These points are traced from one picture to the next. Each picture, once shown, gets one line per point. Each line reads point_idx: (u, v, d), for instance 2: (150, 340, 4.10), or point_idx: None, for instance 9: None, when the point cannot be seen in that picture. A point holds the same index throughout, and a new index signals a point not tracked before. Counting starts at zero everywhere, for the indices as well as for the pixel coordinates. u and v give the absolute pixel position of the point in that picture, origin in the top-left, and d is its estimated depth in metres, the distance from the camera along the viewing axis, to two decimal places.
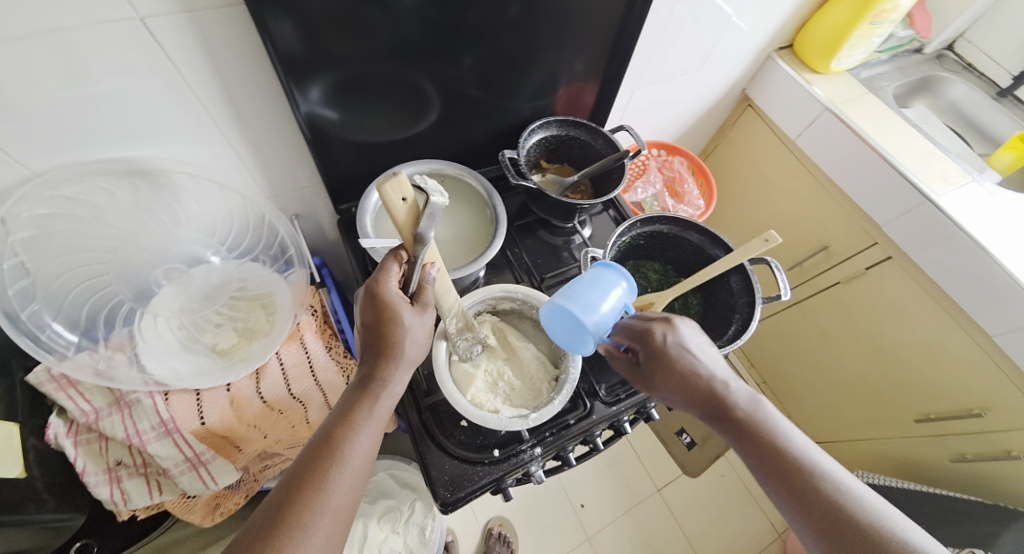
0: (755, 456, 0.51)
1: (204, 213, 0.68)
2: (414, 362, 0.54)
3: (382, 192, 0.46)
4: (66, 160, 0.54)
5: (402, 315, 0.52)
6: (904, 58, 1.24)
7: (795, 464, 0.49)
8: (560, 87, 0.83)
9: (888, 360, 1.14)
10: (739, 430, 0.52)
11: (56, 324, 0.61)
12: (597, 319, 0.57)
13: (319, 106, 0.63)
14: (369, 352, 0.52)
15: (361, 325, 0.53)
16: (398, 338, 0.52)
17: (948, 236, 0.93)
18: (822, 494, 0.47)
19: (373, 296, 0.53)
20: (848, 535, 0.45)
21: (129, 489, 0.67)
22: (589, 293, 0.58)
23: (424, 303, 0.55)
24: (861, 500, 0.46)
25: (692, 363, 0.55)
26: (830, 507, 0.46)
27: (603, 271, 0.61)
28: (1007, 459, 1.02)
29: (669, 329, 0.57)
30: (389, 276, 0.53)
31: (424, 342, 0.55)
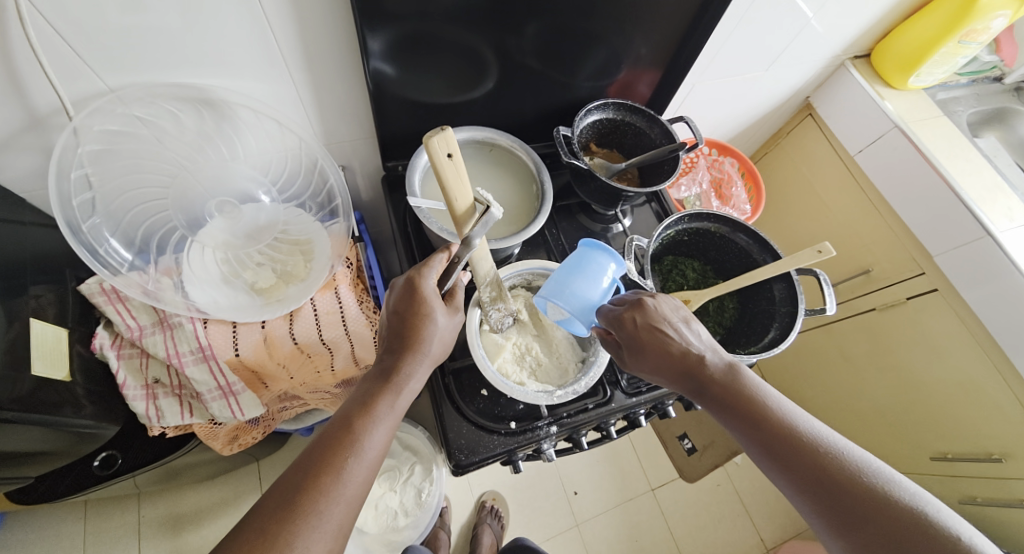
0: (740, 428, 0.49)
1: (260, 149, 0.68)
2: (435, 360, 0.55)
3: (427, 144, 0.45)
4: (141, 80, 0.55)
5: (435, 312, 0.54)
6: (983, 84, 1.18)
7: (780, 431, 0.46)
8: (622, 71, 0.81)
9: (913, 393, 1.10)
10: (720, 401, 0.50)
11: (113, 240, 0.63)
12: (582, 306, 0.61)
13: (384, 62, 0.63)
14: (395, 343, 0.53)
15: (392, 311, 0.54)
16: (428, 333, 0.53)
17: (1001, 274, 0.89)
18: (813, 461, 0.44)
19: (412, 287, 0.54)
20: (843, 502, 0.41)
21: (164, 407, 0.70)
22: (573, 280, 0.62)
23: (456, 306, 0.57)
24: (854, 459, 0.43)
25: (664, 339, 0.54)
26: (821, 471, 0.43)
27: (585, 252, 0.64)
28: (1019, 509, 1.00)
29: (639, 306, 0.56)
30: (432, 272, 0.55)
31: (449, 342, 0.56)
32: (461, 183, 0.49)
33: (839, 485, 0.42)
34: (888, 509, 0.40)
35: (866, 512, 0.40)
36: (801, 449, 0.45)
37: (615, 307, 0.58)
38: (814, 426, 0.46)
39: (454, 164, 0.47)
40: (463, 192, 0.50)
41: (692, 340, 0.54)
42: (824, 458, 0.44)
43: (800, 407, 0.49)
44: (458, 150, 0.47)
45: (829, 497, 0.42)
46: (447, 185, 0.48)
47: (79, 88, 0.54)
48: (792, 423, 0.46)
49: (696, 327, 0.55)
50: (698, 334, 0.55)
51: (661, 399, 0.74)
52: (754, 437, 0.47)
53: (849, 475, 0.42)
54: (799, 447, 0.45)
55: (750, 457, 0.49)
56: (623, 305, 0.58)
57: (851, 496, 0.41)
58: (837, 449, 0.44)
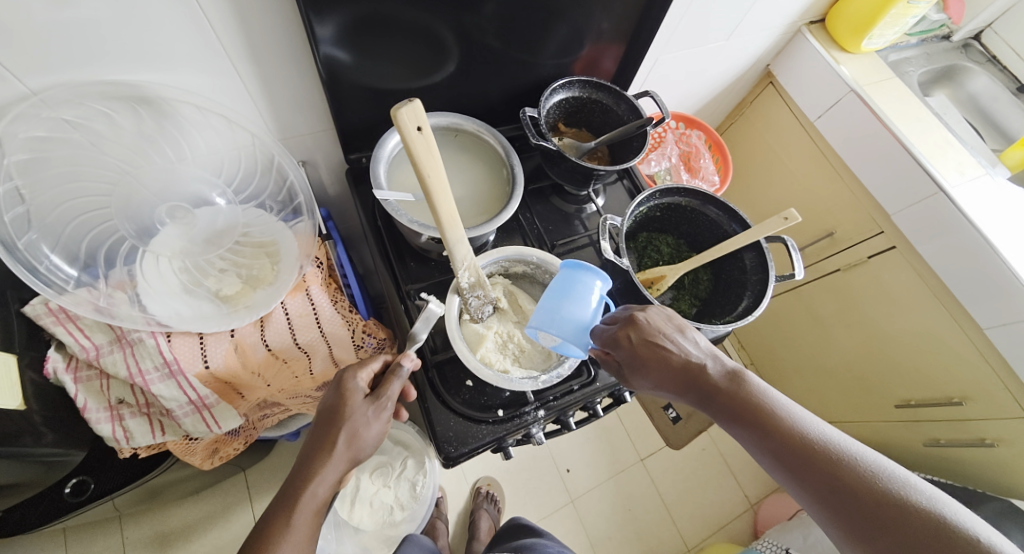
0: (752, 438, 0.49)
1: (210, 149, 0.64)
2: (351, 462, 0.52)
3: (397, 117, 0.47)
4: (68, 80, 0.51)
5: (348, 411, 0.53)
6: (932, 44, 1.21)
7: (792, 438, 0.46)
8: (585, 46, 0.79)
9: (879, 348, 1.15)
10: (730, 413, 0.50)
11: (54, 257, 0.58)
12: (574, 329, 0.60)
13: (335, 48, 0.60)
14: (311, 449, 0.52)
15: (320, 413, 0.55)
16: (338, 435, 0.52)
17: (954, 227, 0.93)
18: (827, 468, 0.44)
19: (336, 387, 0.55)
20: (860, 508, 0.42)
21: (132, 427, 0.67)
22: (561, 305, 0.61)
23: (383, 397, 0.55)
24: (867, 464, 0.44)
25: (665, 353, 0.53)
26: (836, 480, 0.43)
27: (570, 273, 0.63)
28: (980, 447, 1.07)
29: (633, 322, 0.55)
30: (360, 370, 0.56)
31: (370, 439, 0.53)
32: (431, 156, 0.51)
33: (854, 491, 0.42)
34: (906, 516, 0.40)
35: (884, 519, 0.41)
36: (814, 458, 0.45)
37: (609, 327, 0.57)
38: (825, 433, 0.46)
39: (423, 138, 0.50)
40: (434, 165, 0.52)
41: (692, 350, 0.54)
42: (839, 467, 0.44)
43: (810, 412, 0.49)
44: (428, 125, 0.50)
45: (847, 504, 0.42)
46: (418, 159, 0.51)
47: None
48: (803, 431, 0.47)
49: (694, 336, 0.55)
50: (697, 343, 0.55)
51: None
52: (767, 448, 0.47)
53: (864, 482, 0.43)
54: (812, 457, 0.45)
55: (764, 465, 0.49)
56: (616, 322, 0.57)
57: (867, 503, 0.42)
58: (849, 454, 0.45)
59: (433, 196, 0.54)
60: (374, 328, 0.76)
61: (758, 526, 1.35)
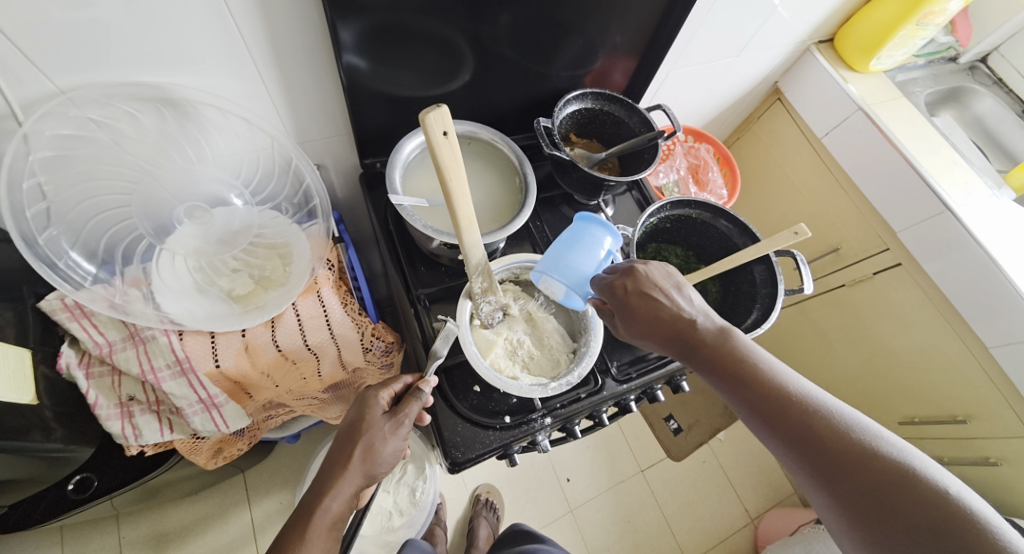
0: (730, 389, 0.49)
1: (229, 150, 0.65)
2: (368, 477, 0.53)
3: (423, 122, 0.49)
4: (96, 80, 0.52)
5: (369, 427, 0.55)
6: (939, 65, 1.23)
7: (768, 390, 0.46)
8: (598, 59, 0.81)
9: (884, 362, 1.15)
10: (710, 365, 0.50)
11: (74, 253, 0.59)
12: (578, 278, 0.61)
13: (356, 55, 0.61)
14: (330, 459, 0.53)
15: (342, 425, 0.56)
16: (358, 449, 0.53)
17: (959, 246, 0.94)
18: (799, 418, 0.44)
19: (360, 402, 0.58)
20: (828, 457, 0.42)
21: (141, 425, 0.67)
22: (568, 254, 0.62)
23: (403, 417, 0.56)
24: (842, 416, 0.43)
25: (656, 304, 0.53)
26: (807, 430, 0.43)
27: (580, 225, 0.64)
28: (983, 465, 1.07)
29: (631, 273, 0.55)
30: (383, 389, 0.58)
31: (388, 457, 0.54)
32: (455, 161, 0.52)
33: (824, 441, 0.42)
34: (870, 463, 0.40)
35: (846, 464, 0.41)
36: (788, 409, 0.45)
37: (607, 274, 0.57)
38: (804, 387, 0.46)
39: (448, 143, 0.50)
40: (457, 171, 0.53)
41: (685, 305, 0.53)
42: (810, 416, 0.44)
43: (792, 370, 0.49)
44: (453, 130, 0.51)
45: (815, 452, 0.42)
46: (443, 164, 0.52)
47: (27, 90, 0.50)
48: (781, 383, 0.47)
49: (689, 294, 0.55)
50: (690, 299, 0.54)
51: (651, 384, 0.75)
52: (743, 396, 0.48)
53: (834, 430, 0.42)
54: (786, 408, 0.45)
55: (740, 415, 0.49)
56: (615, 272, 0.57)
57: (832, 448, 0.42)
58: (825, 408, 0.44)
59: (453, 199, 0.54)
60: (383, 332, 0.76)
61: (758, 541, 1.34)
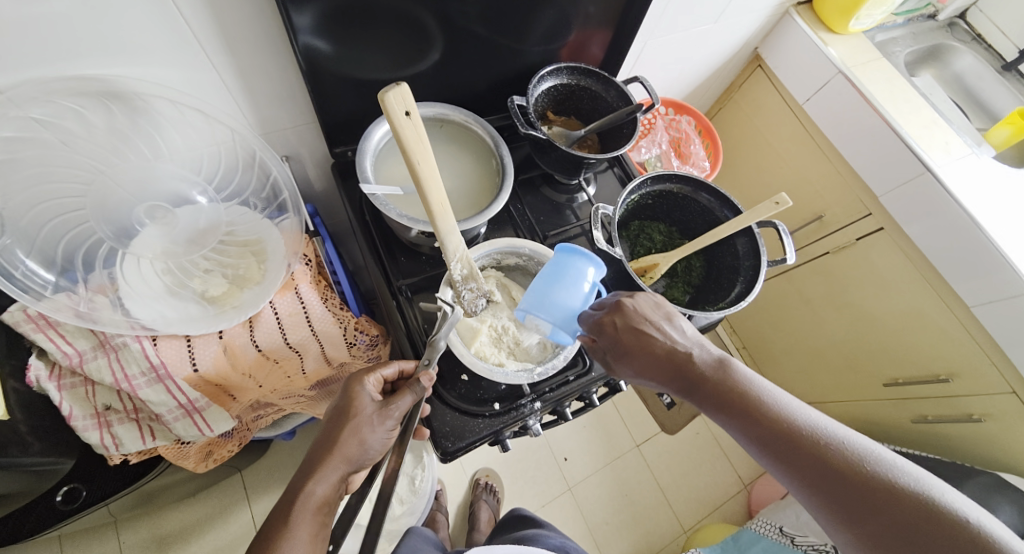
0: (737, 425, 0.47)
1: (188, 146, 0.62)
2: (352, 464, 0.52)
3: (382, 101, 0.45)
4: (33, 76, 0.48)
5: (358, 413, 0.54)
6: (918, 23, 1.21)
7: (778, 424, 0.45)
8: (572, 32, 0.78)
9: (868, 327, 1.17)
10: (714, 400, 0.48)
11: (30, 262, 0.57)
12: (565, 315, 0.59)
13: (314, 38, 0.58)
14: (319, 446, 0.52)
15: (331, 411, 0.55)
16: (344, 434, 0.52)
17: (941, 208, 0.94)
18: (814, 453, 0.43)
19: (350, 389, 0.56)
20: (848, 493, 0.41)
21: (121, 434, 0.66)
22: (553, 290, 0.60)
23: (393, 407, 0.55)
24: (854, 446, 0.42)
25: (649, 341, 0.52)
26: (823, 465, 0.42)
27: (562, 258, 0.62)
28: (967, 421, 1.09)
29: (619, 308, 0.54)
30: (373, 376, 0.57)
31: (373, 445, 0.53)
32: (420, 141, 0.49)
33: (841, 475, 0.41)
34: (888, 495, 0.39)
35: (869, 500, 0.40)
36: (800, 443, 0.43)
37: (594, 312, 0.56)
38: (813, 417, 0.45)
39: (412, 123, 0.48)
40: (423, 152, 0.50)
41: (677, 338, 0.52)
42: (823, 449, 0.43)
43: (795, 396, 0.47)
44: (416, 109, 0.48)
45: (834, 488, 0.41)
46: (407, 146, 0.49)
47: None
48: (791, 417, 0.45)
49: (680, 324, 0.53)
50: (683, 330, 0.53)
51: None
52: (751, 433, 0.46)
53: (848, 463, 0.42)
54: (798, 443, 0.44)
55: (750, 452, 0.47)
56: (603, 308, 0.56)
57: (850, 483, 0.41)
58: (836, 438, 0.43)
59: (423, 183, 0.52)
60: (366, 326, 0.75)
61: (752, 506, 1.37)
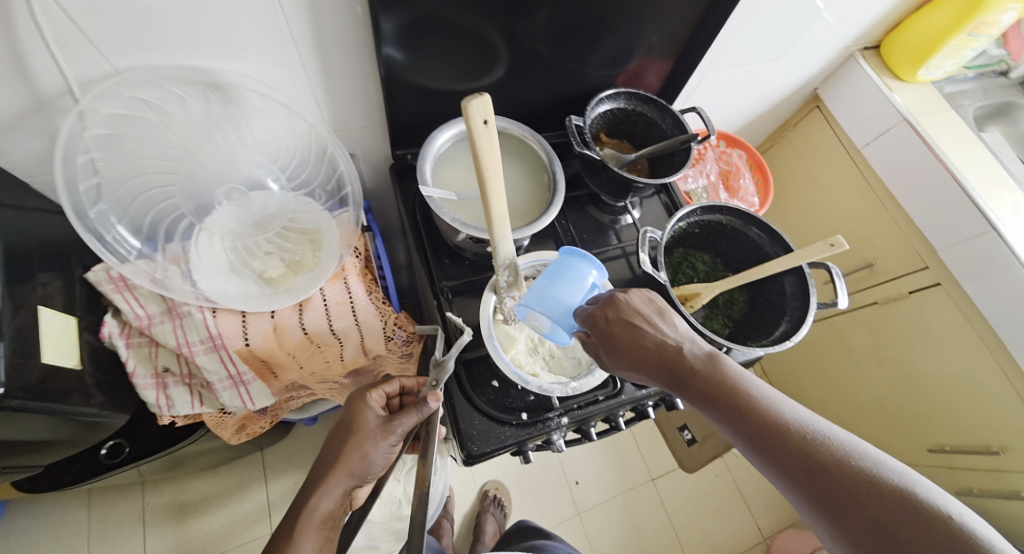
0: (724, 421, 0.45)
1: (270, 135, 0.67)
2: (354, 479, 0.54)
3: (466, 109, 0.48)
4: (148, 62, 0.54)
5: (361, 428, 0.57)
6: (990, 78, 1.18)
7: (763, 419, 0.43)
8: (633, 59, 0.80)
9: (914, 385, 1.11)
10: (702, 396, 0.46)
11: (121, 228, 0.62)
12: (561, 310, 0.58)
13: (393, 47, 0.62)
14: (324, 459, 0.55)
15: (335, 424, 0.58)
16: (348, 450, 0.55)
17: (1004, 268, 0.89)
18: (798, 449, 0.41)
19: (353, 403, 0.59)
20: (833, 490, 0.38)
21: (174, 396, 0.69)
22: (553, 287, 0.60)
23: (397, 426, 0.57)
24: (841, 444, 0.40)
25: (639, 334, 0.50)
26: (808, 461, 0.40)
27: (565, 258, 0.62)
28: (1018, 500, 1.02)
29: (612, 302, 0.53)
30: (376, 394, 0.61)
31: (376, 461, 0.56)
32: (492, 151, 0.52)
33: (827, 473, 0.39)
34: (875, 494, 0.37)
35: (856, 500, 0.37)
36: (785, 439, 0.41)
37: (589, 306, 0.55)
38: (800, 414, 0.43)
39: (488, 132, 0.50)
40: (493, 161, 0.53)
41: (668, 333, 0.50)
42: (810, 445, 0.41)
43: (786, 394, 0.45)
44: (493, 119, 0.50)
45: (819, 486, 0.39)
46: (480, 154, 0.51)
47: (86, 70, 0.52)
48: (779, 413, 0.43)
49: (673, 320, 0.52)
50: (675, 326, 0.51)
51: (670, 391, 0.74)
52: (737, 428, 0.44)
53: (833, 459, 0.39)
54: (784, 438, 0.41)
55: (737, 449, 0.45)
56: (596, 303, 0.55)
57: (837, 479, 0.39)
58: (823, 434, 0.41)
59: (487, 189, 0.55)
60: (405, 322, 0.77)
61: None
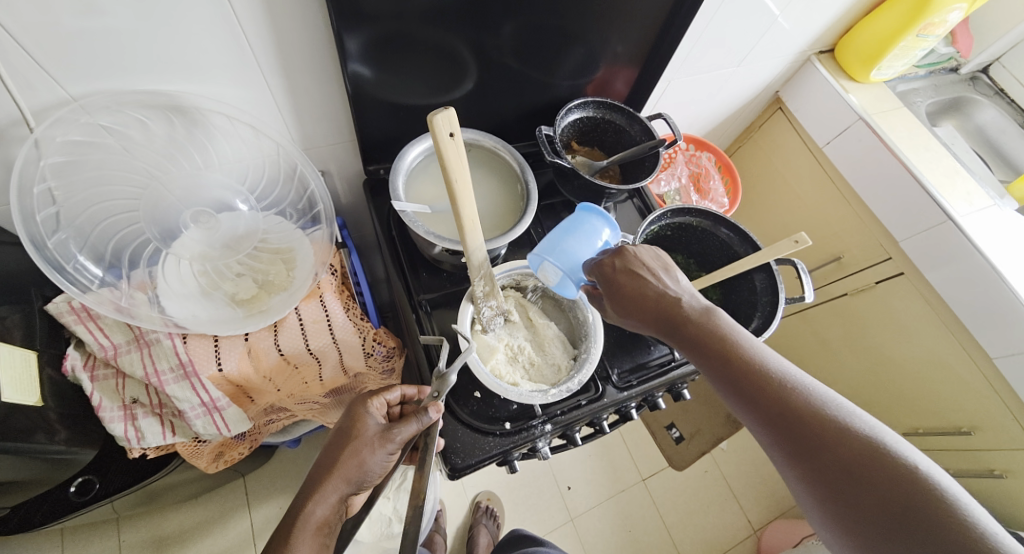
0: (712, 368, 0.48)
1: (236, 155, 0.66)
2: (351, 485, 0.54)
3: (432, 122, 0.47)
4: (105, 87, 0.53)
5: (361, 435, 0.55)
6: (939, 75, 1.24)
7: (750, 368, 0.46)
8: (599, 68, 0.82)
9: (886, 370, 1.15)
10: (694, 343, 0.49)
11: (81, 257, 0.60)
12: (573, 264, 0.61)
13: (359, 63, 0.62)
14: (324, 459, 0.55)
15: (335, 427, 0.57)
16: (347, 457, 0.54)
17: (961, 256, 0.94)
18: (780, 396, 0.44)
19: (356, 405, 0.58)
20: (808, 434, 0.41)
21: (144, 427, 0.67)
22: (566, 240, 0.62)
23: (397, 435, 0.55)
24: (820, 397, 0.43)
25: (642, 284, 0.53)
26: (787, 407, 0.43)
27: (580, 214, 0.64)
28: (989, 477, 1.07)
29: (619, 253, 0.56)
30: (378, 399, 0.59)
31: (373, 469, 0.55)
32: (461, 161, 0.52)
33: (804, 419, 0.42)
34: (847, 441, 0.40)
35: (829, 445, 0.40)
36: (768, 387, 0.44)
37: (599, 256, 0.57)
38: (786, 368, 0.46)
39: (455, 143, 0.50)
40: (463, 170, 0.53)
41: (670, 286, 0.53)
42: (791, 394, 0.44)
43: (773, 351, 0.48)
44: (460, 131, 0.50)
45: (795, 430, 0.42)
46: (448, 164, 0.51)
47: (40, 97, 0.51)
48: (765, 363, 0.46)
49: (676, 275, 0.55)
50: (677, 281, 0.54)
51: (651, 391, 0.75)
52: (723, 376, 0.47)
53: (811, 408, 0.42)
54: (767, 386, 0.44)
55: (722, 397, 0.49)
56: (605, 254, 0.58)
57: (812, 427, 0.41)
58: (804, 387, 0.44)
59: (457, 199, 0.55)
60: (384, 337, 0.77)
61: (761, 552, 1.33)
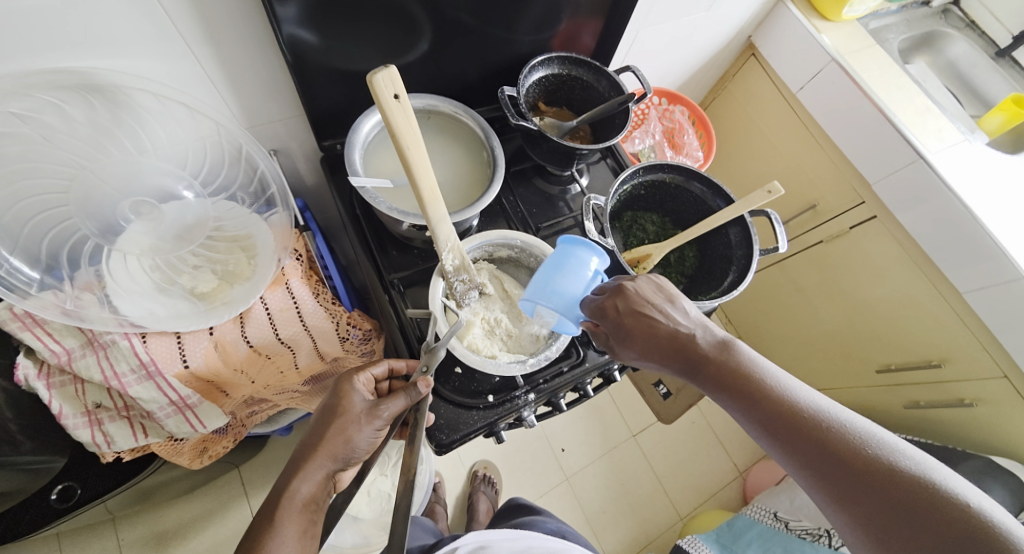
0: (740, 408, 0.46)
1: (172, 140, 0.62)
2: (338, 461, 0.52)
3: (373, 84, 0.46)
4: (10, 69, 0.47)
5: (347, 411, 0.53)
6: (913, 10, 1.20)
7: (779, 407, 0.44)
8: (563, 21, 0.77)
9: (862, 312, 1.17)
10: (717, 383, 0.47)
11: (14, 259, 0.56)
12: (567, 302, 0.58)
13: (298, 28, 0.57)
14: (311, 437, 0.52)
15: (321, 406, 0.55)
16: (334, 432, 0.52)
17: (933, 195, 0.93)
18: (815, 436, 0.42)
19: (342, 382, 0.55)
20: (851, 476, 0.39)
21: (112, 431, 0.66)
22: (555, 279, 0.59)
23: (384, 410, 0.54)
24: (856, 431, 0.41)
25: (652, 323, 0.50)
26: (824, 447, 0.41)
27: (564, 248, 0.61)
28: (958, 406, 1.11)
29: (620, 292, 0.52)
30: (362, 375, 0.57)
31: (361, 446, 0.54)
32: (410, 126, 0.49)
33: (843, 460, 0.40)
34: (891, 479, 0.38)
35: (874, 486, 0.38)
36: (802, 426, 0.42)
37: (595, 296, 0.55)
38: (815, 402, 0.44)
39: (401, 107, 0.48)
40: (414, 136, 0.50)
41: (680, 320, 0.51)
42: (825, 432, 0.42)
43: (798, 380, 0.47)
44: (405, 94, 0.48)
45: (836, 473, 0.40)
46: (397, 130, 0.49)
47: None
48: (792, 398, 0.44)
49: (684, 306, 0.52)
50: (686, 312, 0.52)
51: None
52: (753, 416, 0.45)
53: (849, 447, 0.40)
54: (801, 426, 0.43)
55: (754, 437, 0.47)
56: (603, 292, 0.55)
57: (853, 467, 0.40)
58: (837, 421, 0.42)
59: (412, 169, 0.52)
60: (358, 320, 0.75)
61: (747, 492, 1.39)
